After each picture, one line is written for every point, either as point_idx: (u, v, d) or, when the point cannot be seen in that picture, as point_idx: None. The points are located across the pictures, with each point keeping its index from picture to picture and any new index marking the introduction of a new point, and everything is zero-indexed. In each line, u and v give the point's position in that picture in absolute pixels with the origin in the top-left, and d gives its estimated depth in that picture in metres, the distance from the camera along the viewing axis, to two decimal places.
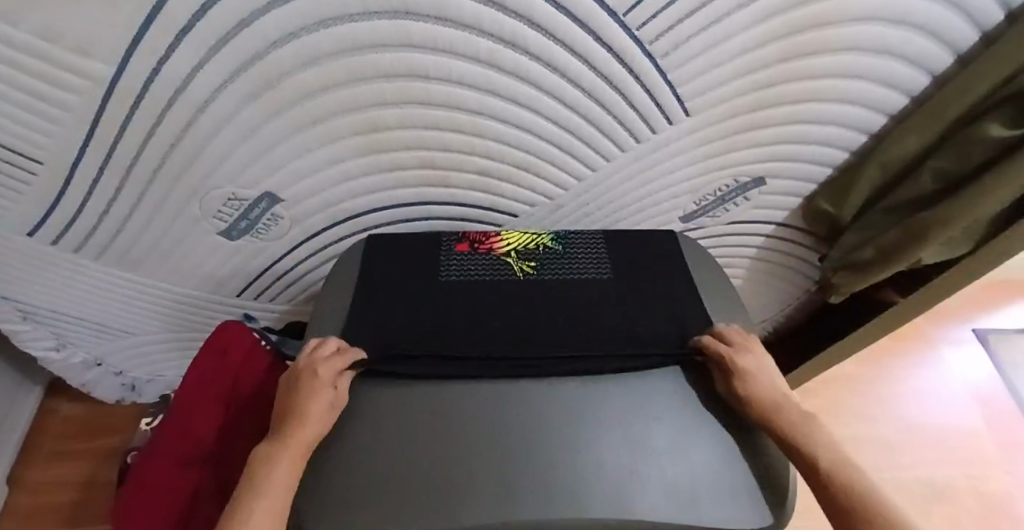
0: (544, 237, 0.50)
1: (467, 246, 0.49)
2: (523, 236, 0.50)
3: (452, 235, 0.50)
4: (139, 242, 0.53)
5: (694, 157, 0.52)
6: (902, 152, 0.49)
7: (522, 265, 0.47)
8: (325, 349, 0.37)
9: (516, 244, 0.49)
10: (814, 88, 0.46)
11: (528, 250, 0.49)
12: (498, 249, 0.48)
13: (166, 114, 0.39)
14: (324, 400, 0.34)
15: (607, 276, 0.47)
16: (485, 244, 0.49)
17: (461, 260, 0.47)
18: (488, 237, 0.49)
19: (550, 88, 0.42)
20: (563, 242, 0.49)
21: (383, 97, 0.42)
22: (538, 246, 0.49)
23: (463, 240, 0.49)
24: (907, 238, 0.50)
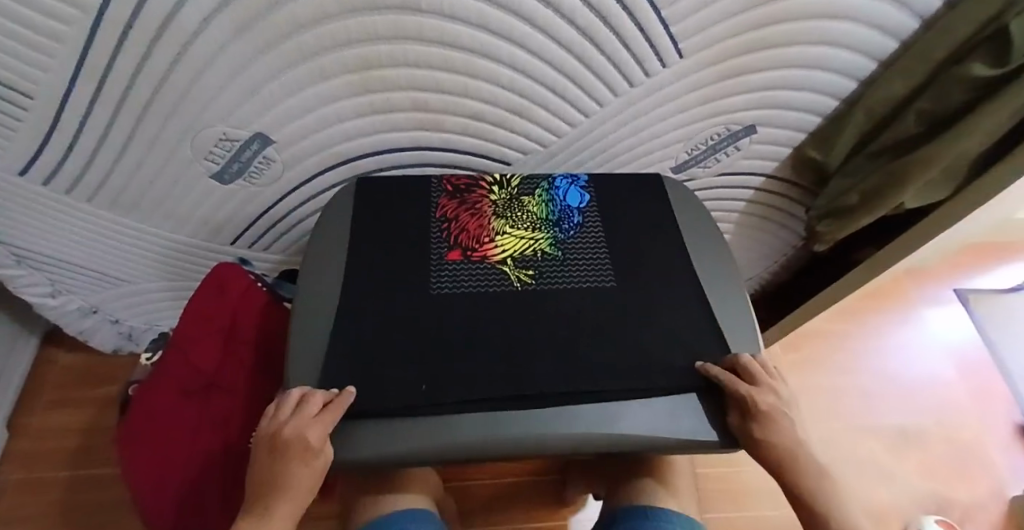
0: (542, 241, 0.45)
1: (459, 255, 0.43)
2: (518, 240, 0.44)
3: (442, 244, 0.44)
4: (132, 184, 0.53)
5: (686, 102, 0.52)
6: (890, 96, 0.50)
7: (518, 273, 0.42)
8: (308, 405, 0.31)
9: (513, 250, 0.44)
10: (808, 29, 0.46)
11: (525, 257, 0.43)
12: (492, 256, 0.43)
13: (154, 46, 0.38)
14: (311, 471, 0.30)
15: (611, 285, 0.42)
16: (479, 251, 0.43)
17: (453, 270, 0.42)
18: (482, 243, 0.44)
19: (544, 25, 0.41)
20: (562, 249, 0.44)
21: (375, 30, 0.40)
22: (536, 253, 0.43)
23: (455, 248, 0.43)
24: (889, 179, 0.51)
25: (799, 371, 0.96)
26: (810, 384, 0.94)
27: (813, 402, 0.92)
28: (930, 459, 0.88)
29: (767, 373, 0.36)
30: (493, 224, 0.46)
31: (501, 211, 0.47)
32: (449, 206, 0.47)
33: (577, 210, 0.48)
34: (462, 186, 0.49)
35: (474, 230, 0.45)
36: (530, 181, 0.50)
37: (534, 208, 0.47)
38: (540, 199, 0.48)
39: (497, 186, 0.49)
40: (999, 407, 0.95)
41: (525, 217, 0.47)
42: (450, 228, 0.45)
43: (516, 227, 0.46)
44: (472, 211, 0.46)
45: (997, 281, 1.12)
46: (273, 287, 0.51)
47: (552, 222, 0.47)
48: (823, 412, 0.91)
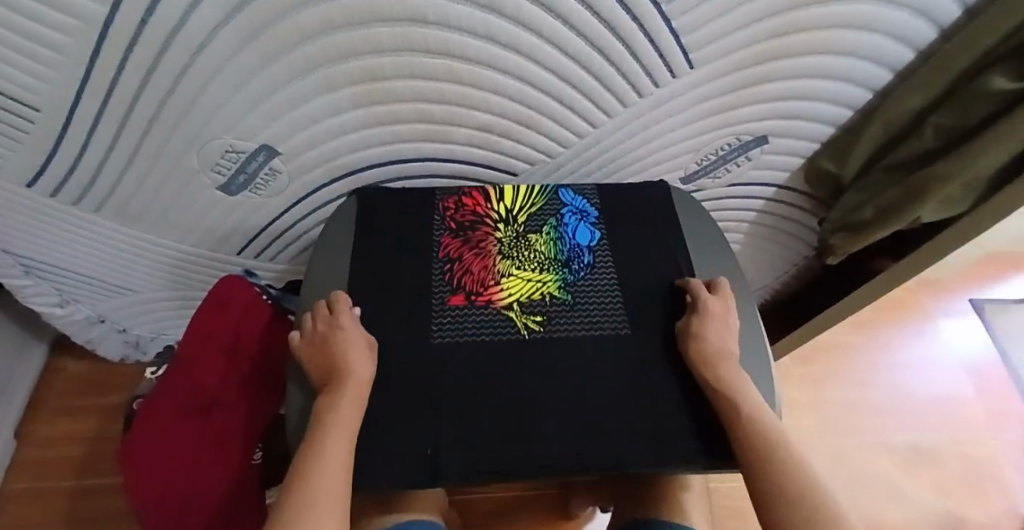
0: (550, 284, 0.43)
1: (463, 300, 0.42)
2: (525, 283, 0.43)
3: (446, 287, 0.42)
4: (139, 195, 0.53)
5: (698, 113, 0.52)
6: (905, 109, 0.49)
7: (526, 319, 0.41)
8: (319, 312, 0.39)
9: (520, 294, 0.43)
10: (822, 39, 0.45)
11: (532, 302, 0.42)
12: (499, 301, 0.42)
13: (161, 59, 0.38)
14: (360, 346, 0.37)
15: (625, 330, 0.41)
16: (484, 295, 0.42)
17: (457, 317, 0.40)
18: (487, 286, 0.43)
19: (553, 36, 0.40)
20: (571, 291, 0.43)
21: (381, 43, 0.40)
22: (543, 297, 0.42)
23: (459, 291, 0.42)
24: (905, 196, 0.49)
25: (806, 384, 0.94)
26: (818, 398, 0.93)
27: (821, 416, 0.91)
28: (948, 475, 0.86)
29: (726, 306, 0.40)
30: (498, 264, 0.45)
31: (506, 250, 0.46)
32: (452, 245, 0.46)
33: (586, 248, 0.46)
34: (465, 223, 0.48)
35: (479, 272, 0.44)
36: (539, 216, 0.49)
37: (541, 247, 0.46)
38: (547, 238, 0.47)
39: (503, 223, 0.48)
40: (1016, 421, 0.93)
41: (531, 257, 0.46)
42: (453, 270, 0.44)
43: (522, 267, 0.45)
44: (476, 250, 0.45)
45: (1011, 291, 1.10)
46: (279, 301, 0.53)
47: (561, 262, 0.45)
48: (831, 428, 0.89)
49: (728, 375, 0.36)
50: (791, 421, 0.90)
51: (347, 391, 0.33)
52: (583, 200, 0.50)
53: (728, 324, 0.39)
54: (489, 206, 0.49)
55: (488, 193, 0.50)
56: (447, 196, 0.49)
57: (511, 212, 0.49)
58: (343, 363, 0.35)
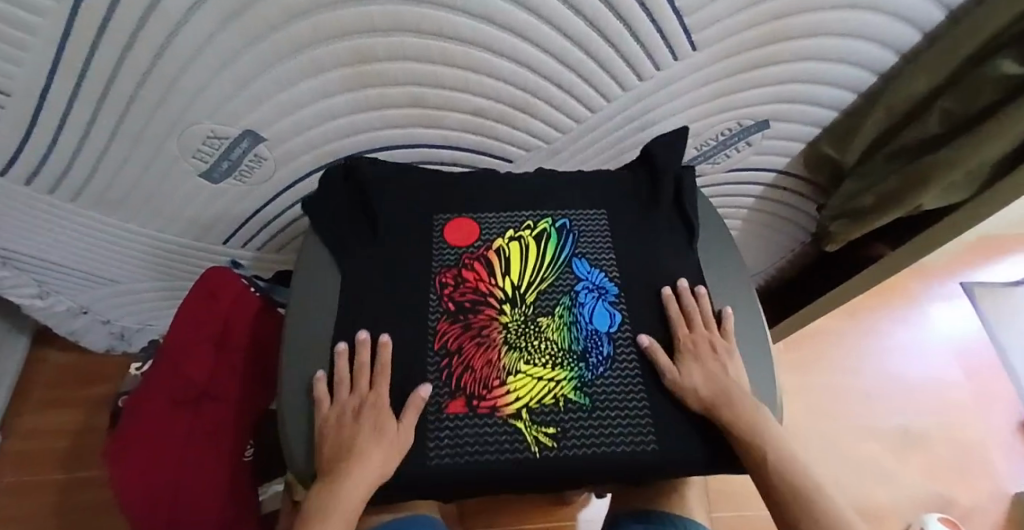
0: (565, 385, 0.35)
1: (462, 407, 0.34)
2: (537, 383, 0.35)
3: (442, 391, 0.35)
4: (119, 182, 0.51)
5: (699, 97, 0.50)
6: (908, 96, 0.47)
7: (537, 432, 0.33)
8: (357, 375, 0.35)
9: (530, 397, 0.34)
10: (828, 20, 0.43)
11: (545, 408, 0.34)
12: (505, 407, 0.34)
13: (135, 38, 0.36)
14: (384, 438, 0.32)
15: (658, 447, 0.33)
16: (487, 400, 0.34)
17: (454, 432, 0.33)
18: (490, 388, 0.35)
19: (550, 15, 0.38)
20: (593, 396, 0.35)
21: (370, 23, 0.37)
22: (558, 402, 0.34)
23: (458, 396, 0.34)
24: (908, 183, 0.48)
25: (800, 368, 0.95)
26: (813, 381, 0.93)
27: (816, 399, 0.91)
28: (935, 457, 0.88)
29: (699, 337, 0.38)
30: (503, 357, 0.36)
31: (513, 339, 0.37)
32: (448, 334, 0.37)
33: (608, 336, 0.38)
34: (464, 301, 0.39)
35: (481, 369, 0.35)
36: (551, 293, 0.40)
37: (554, 336, 0.38)
38: (559, 323, 0.38)
39: (508, 303, 0.39)
40: (1001, 404, 0.95)
41: (543, 348, 0.37)
42: (451, 366, 0.35)
43: (533, 361, 0.36)
44: (478, 340, 0.37)
45: (1003, 276, 1.10)
46: (268, 293, 0.50)
47: (577, 354, 0.37)
48: (825, 412, 0.91)
49: (746, 412, 0.34)
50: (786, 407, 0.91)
51: (348, 492, 0.30)
52: (601, 272, 0.41)
53: (701, 361, 0.36)
54: (493, 282, 0.40)
55: (492, 265, 0.41)
56: (444, 270, 0.41)
57: (517, 287, 0.40)
58: (356, 459, 0.31)
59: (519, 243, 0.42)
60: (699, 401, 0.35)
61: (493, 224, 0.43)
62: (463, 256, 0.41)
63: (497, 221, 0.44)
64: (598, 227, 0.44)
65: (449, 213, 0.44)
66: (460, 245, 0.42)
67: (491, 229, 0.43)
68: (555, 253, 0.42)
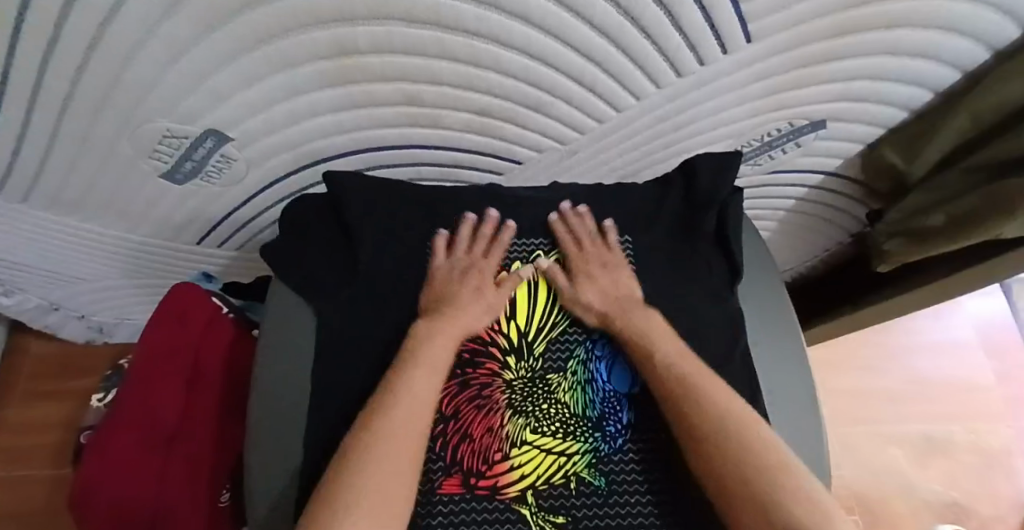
0: (577, 461, 0.32)
1: (458, 487, 0.30)
2: (544, 459, 0.32)
3: (436, 466, 0.31)
4: (70, 183, 0.44)
5: (748, 95, 0.41)
6: (1003, 101, 0.38)
7: (543, 521, 0.30)
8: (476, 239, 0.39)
9: (537, 474, 0.32)
10: (924, 9, 0.34)
11: (552, 488, 0.31)
12: (507, 488, 0.31)
13: (55, 32, 0.28)
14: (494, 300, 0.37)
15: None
16: (487, 478, 0.31)
17: (448, 518, 0.30)
18: (491, 462, 0.31)
19: (575, 4, 0.30)
20: (609, 475, 0.32)
21: (344, 11, 0.29)
22: (568, 483, 0.31)
23: (454, 473, 0.31)
24: (985, 210, 0.41)
25: (825, 369, 0.90)
26: (839, 385, 0.89)
27: (848, 407, 0.87)
28: (956, 465, 0.85)
29: (598, 256, 0.39)
30: (507, 424, 0.33)
31: (518, 401, 0.34)
32: (445, 393, 0.34)
33: (625, 398, 0.35)
34: (464, 354, 0.35)
35: (481, 438, 0.32)
36: (563, 344, 0.37)
37: (566, 399, 0.34)
38: (572, 381, 0.35)
39: (514, 355, 0.36)
40: None
41: (552, 413, 0.34)
42: (446, 435, 0.32)
43: (541, 430, 0.33)
44: (479, 403, 0.33)
45: None
46: (243, 312, 0.46)
47: (592, 422, 0.34)
48: (853, 417, 0.87)
49: (651, 330, 0.35)
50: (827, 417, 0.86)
51: (414, 380, 0.31)
52: None
53: (592, 278, 0.38)
54: (497, 328, 0.37)
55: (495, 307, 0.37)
56: None
57: (525, 336, 0.36)
58: (458, 310, 0.36)
59: (527, 281, 0.39)
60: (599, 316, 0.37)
61: (499, 256, 0.39)
62: None
63: (502, 252, 0.39)
64: (619, 259, 0.40)
65: (444, 243, 0.39)
66: None
67: (495, 264, 0.39)
68: (568, 295, 0.39)
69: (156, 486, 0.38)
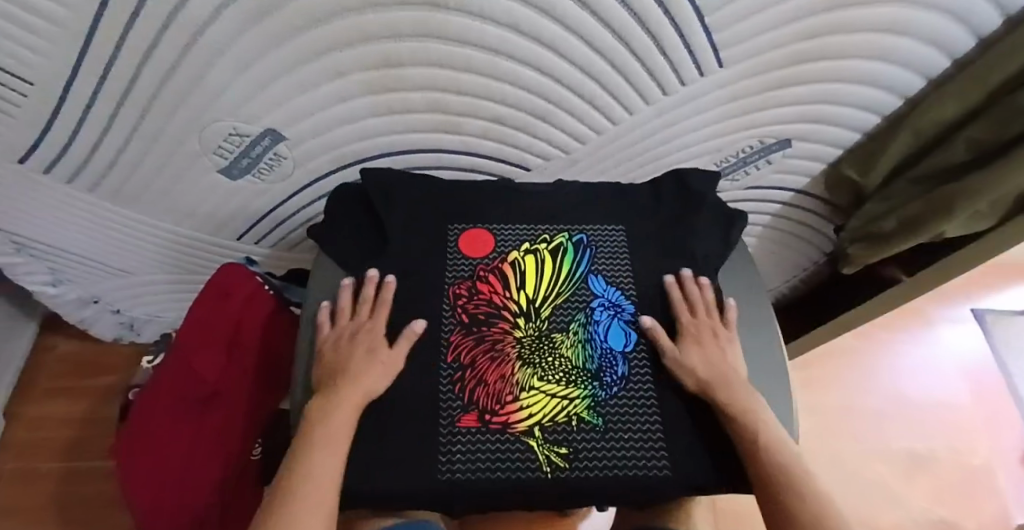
0: (578, 404, 0.36)
1: (474, 422, 0.35)
2: (550, 401, 0.36)
3: (455, 404, 0.35)
4: (136, 176, 0.51)
5: (721, 114, 0.49)
6: (941, 118, 0.47)
7: (548, 452, 0.34)
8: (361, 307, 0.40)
9: (543, 414, 0.36)
10: (856, 43, 0.43)
11: (555, 426, 0.35)
12: (517, 424, 0.35)
13: (162, 37, 0.36)
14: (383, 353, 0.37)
15: (666, 473, 0.34)
16: (500, 416, 0.35)
17: (467, 448, 0.34)
18: (503, 404, 0.36)
19: (579, 28, 0.38)
20: (605, 416, 0.36)
21: (397, 29, 0.37)
22: (570, 422, 0.35)
23: (471, 410, 0.35)
24: (929, 210, 0.48)
25: (810, 386, 0.94)
26: (823, 402, 0.92)
27: (829, 422, 0.91)
28: (942, 484, 0.87)
29: (701, 333, 0.40)
30: (517, 373, 0.37)
31: (527, 354, 0.39)
32: (463, 346, 0.38)
33: (621, 355, 0.39)
34: (479, 316, 0.40)
35: (494, 383, 0.37)
36: (566, 309, 0.42)
37: (568, 354, 0.39)
38: (574, 340, 0.40)
39: (523, 317, 0.41)
40: (1011, 431, 0.93)
41: (557, 365, 0.38)
42: (463, 380, 0.37)
43: (547, 378, 0.38)
44: (492, 355, 0.38)
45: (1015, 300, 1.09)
46: (281, 292, 0.49)
47: (590, 373, 0.38)
48: (836, 432, 0.90)
49: (743, 400, 0.35)
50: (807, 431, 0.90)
51: (343, 402, 0.34)
52: (617, 291, 0.43)
53: (701, 345, 0.39)
54: (508, 295, 0.42)
55: (507, 279, 0.43)
56: (459, 282, 0.42)
57: (533, 303, 0.41)
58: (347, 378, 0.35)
59: (535, 257, 0.44)
60: (697, 381, 0.36)
61: (510, 237, 0.45)
62: (479, 268, 0.43)
63: (514, 233, 0.45)
64: (615, 243, 0.45)
65: (464, 225, 0.45)
66: (476, 257, 0.44)
67: (508, 242, 0.45)
68: (571, 269, 0.44)
69: (190, 441, 0.42)
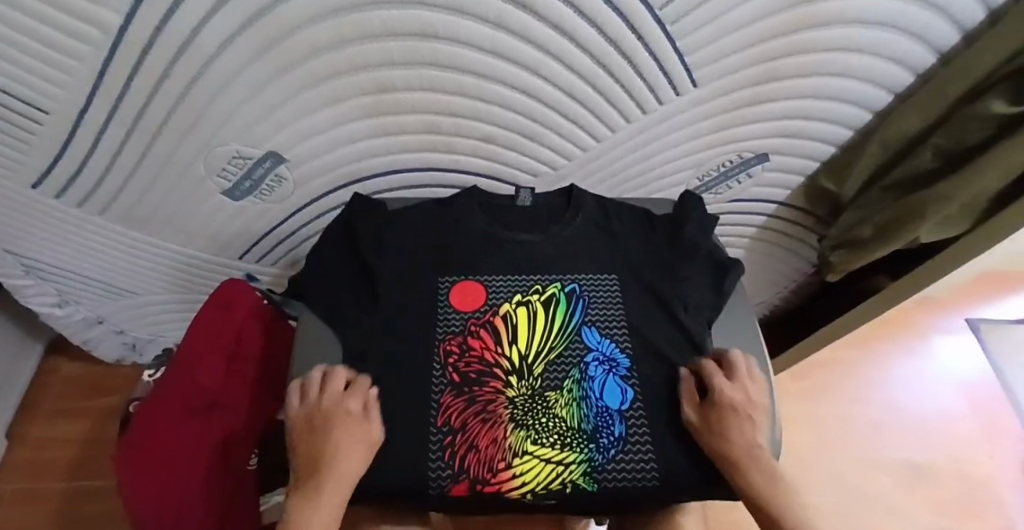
0: (573, 470, 0.35)
1: (465, 491, 0.34)
2: (544, 468, 0.35)
3: (445, 473, 0.34)
4: (143, 200, 0.53)
5: (699, 130, 0.52)
6: (903, 131, 0.49)
7: None
8: (332, 382, 0.37)
9: (537, 482, 0.35)
10: (821, 63, 0.46)
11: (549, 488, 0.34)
12: (510, 492, 0.34)
13: (172, 69, 0.39)
14: (361, 435, 0.34)
15: (654, 481, 0.35)
16: (492, 485, 0.34)
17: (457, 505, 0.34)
18: (496, 471, 0.34)
19: (562, 54, 0.41)
20: (601, 482, 0.35)
21: (390, 56, 0.40)
22: (564, 489, 0.34)
23: (462, 479, 0.34)
24: (903, 216, 0.50)
25: (802, 397, 0.94)
26: (815, 412, 0.93)
27: (820, 433, 0.91)
28: (938, 494, 0.87)
29: (739, 404, 0.36)
30: (510, 437, 0.36)
31: (520, 416, 0.37)
32: (453, 409, 0.37)
33: (617, 414, 0.38)
34: (469, 374, 0.39)
35: (487, 448, 0.35)
36: (559, 366, 0.40)
37: (563, 414, 0.38)
38: (567, 398, 0.38)
39: (515, 375, 0.39)
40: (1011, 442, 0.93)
41: (550, 426, 0.37)
42: (454, 445, 0.35)
43: (541, 441, 0.36)
44: (484, 417, 0.37)
45: None
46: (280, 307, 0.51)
47: (586, 434, 0.37)
48: (827, 440, 0.90)
49: (769, 474, 0.33)
50: (797, 440, 0.90)
51: (329, 489, 0.31)
52: (611, 343, 0.42)
53: (735, 417, 0.35)
54: (499, 351, 0.40)
55: (498, 333, 0.41)
56: (449, 338, 0.41)
57: (525, 360, 0.40)
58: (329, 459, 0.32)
59: (526, 309, 0.43)
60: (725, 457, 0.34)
61: (500, 288, 0.44)
62: (469, 323, 0.42)
63: (505, 285, 0.44)
64: (609, 294, 0.44)
65: (454, 278, 0.44)
66: (467, 311, 0.42)
67: (498, 295, 0.43)
68: (563, 322, 0.42)
69: (194, 448, 0.43)
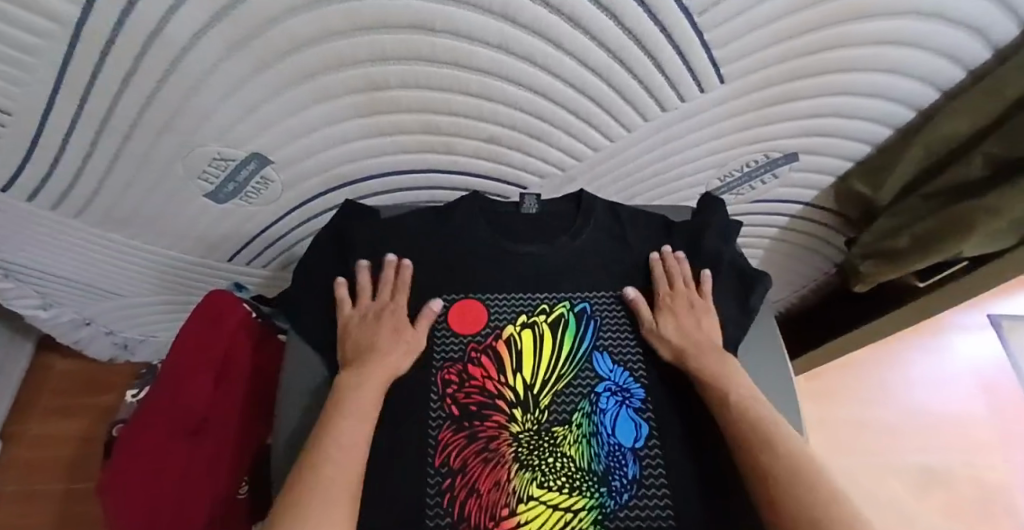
0: (584, 517, 0.32)
1: None
2: (551, 514, 0.31)
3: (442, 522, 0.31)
4: (121, 202, 0.50)
5: (723, 130, 0.47)
6: (953, 133, 0.44)
7: None
8: (382, 287, 0.40)
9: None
10: (867, 56, 0.41)
11: None
12: None
13: (138, 66, 0.34)
14: (401, 338, 0.38)
15: None
16: None
17: None
18: (498, 519, 0.31)
19: (576, 50, 0.36)
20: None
21: (380, 51, 0.35)
22: None
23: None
24: (944, 228, 0.46)
25: (820, 400, 0.92)
26: (834, 417, 0.90)
27: (840, 437, 0.89)
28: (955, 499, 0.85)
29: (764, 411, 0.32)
30: (513, 480, 0.33)
31: (524, 455, 0.34)
32: (453, 446, 0.34)
33: (631, 453, 0.35)
34: (469, 406, 0.36)
35: (488, 492, 0.32)
36: (568, 396, 0.37)
37: (571, 452, 0.34)
38: (576, 435, 0.35)
39: (520, 408, 0.36)
40: None
41: (558, 466, 0.34)
42: (453, 489, 0.32)
43: (547, 484, 0.33)
44: (486, 456, 0.34)
45: None
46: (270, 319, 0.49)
47: (597, 476, 0.34)
48: (847, 445, 0.88)
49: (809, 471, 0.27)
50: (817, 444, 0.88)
51: (371, 381, 0.34)
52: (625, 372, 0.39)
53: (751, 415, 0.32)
54: (502, 380, 0.37)
55: (501, 360, 0.38)
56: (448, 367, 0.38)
57: (531, 390, 0.37)
58: (377, 353, 0.36)
59: (532, 332, 0.39)
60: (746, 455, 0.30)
61: (504, 309, 0.40)
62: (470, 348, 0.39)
63: (508, 305, 0.41)
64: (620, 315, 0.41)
65: (454, 295, 0.41)
66: (467, 334, 0.39)
67: (501, 316, 0.40)
68: (572, 346, 0.39)
69: (178, 477, 0.41)
